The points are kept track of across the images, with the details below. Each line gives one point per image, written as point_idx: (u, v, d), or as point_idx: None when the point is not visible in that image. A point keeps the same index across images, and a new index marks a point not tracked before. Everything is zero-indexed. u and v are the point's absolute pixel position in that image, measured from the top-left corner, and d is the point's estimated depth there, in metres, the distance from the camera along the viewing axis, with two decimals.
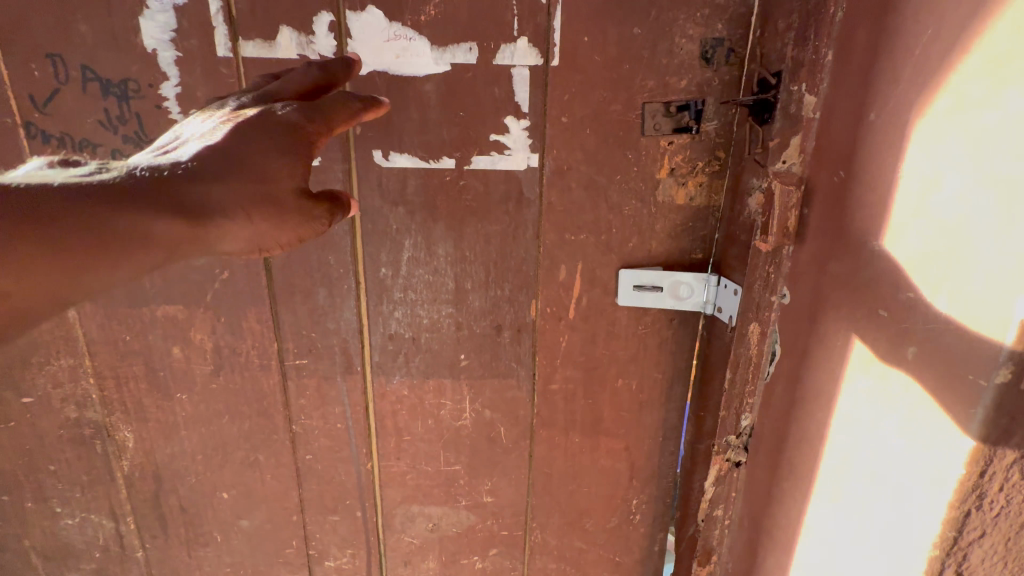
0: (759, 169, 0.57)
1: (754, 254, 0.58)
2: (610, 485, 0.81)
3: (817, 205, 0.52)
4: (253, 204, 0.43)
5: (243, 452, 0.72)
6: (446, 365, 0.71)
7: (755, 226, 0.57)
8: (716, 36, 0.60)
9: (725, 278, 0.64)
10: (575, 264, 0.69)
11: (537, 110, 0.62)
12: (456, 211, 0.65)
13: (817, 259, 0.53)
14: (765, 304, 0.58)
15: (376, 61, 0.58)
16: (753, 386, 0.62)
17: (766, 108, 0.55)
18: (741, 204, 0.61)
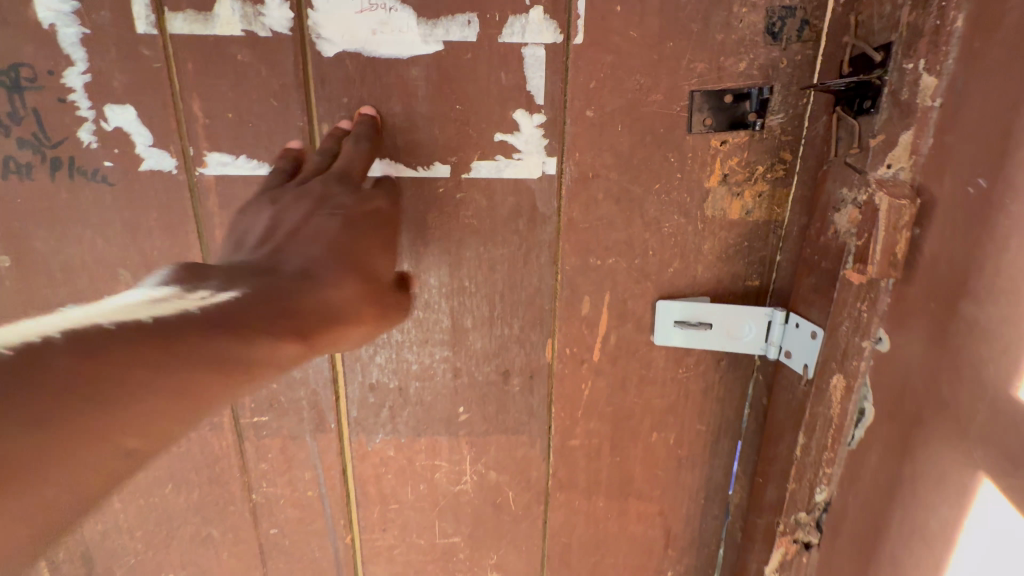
0: (853, 176, 0.43)
1: (843, 286, 0.44)
2: (641, 556, 0.68)
3: (937, 226, 0.38)
4: (365, 291, 0.40)
5: (193, 527, 0.59)
6: (441, 420, 0.58)
7: (847, 252, 0.43)
8: (787, 4, 0.46)
9: (796, 314, 0.51)
10: (602, 294, 0.55)
11: (555, 102, 0.48)
12: (452, 232, 0.51)
13: (941, 300, 0.38)
14: (854, 353, 0.44)
15: (346, 39, 0.44)
16: (832, 456, 0.48)
17: (864, 95, 0.42)
18: (821, 221, 0.47)
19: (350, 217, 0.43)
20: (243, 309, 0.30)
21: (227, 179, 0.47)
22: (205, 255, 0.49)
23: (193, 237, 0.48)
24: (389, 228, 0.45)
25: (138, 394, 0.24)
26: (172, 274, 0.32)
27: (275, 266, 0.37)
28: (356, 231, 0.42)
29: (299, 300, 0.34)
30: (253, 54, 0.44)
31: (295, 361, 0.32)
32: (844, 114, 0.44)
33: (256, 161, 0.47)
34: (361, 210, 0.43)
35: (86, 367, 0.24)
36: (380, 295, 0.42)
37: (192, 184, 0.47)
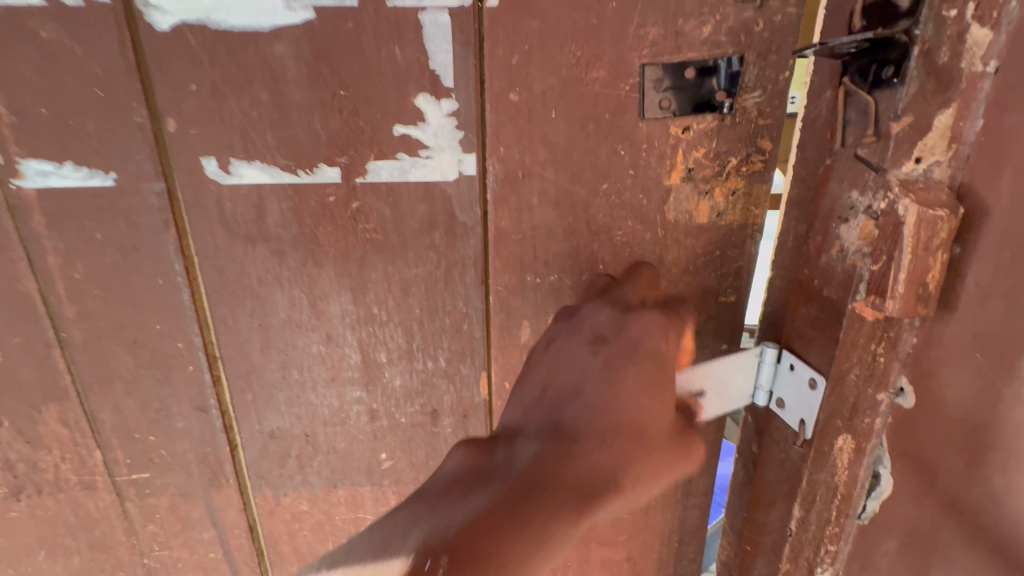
0: (867, 178, 0.30)
1: (851, 325, 0.32)
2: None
3: (988, 242, 0.27)
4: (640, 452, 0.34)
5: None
6: (361, 470, 0.49)
7: (859, 279, 0.31)
8: None
9: (786, 352, 0.38)
10: (544, 319, 0.45)
11: (469, 83, 0.38)
12: (351, 249, 0.41)
13: (991, 349, 0.27)
14: (867, 407, 0.33)
15: (184, 6, 0.34)
16: (838, 528, 0.37)
17: (882, 60, 0.28)
18: (822, 234, 0.34)
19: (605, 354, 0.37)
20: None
21: (52, 193, 0.37)
22: (42, 286, 0.39)
23: (21, 265, 0.39)
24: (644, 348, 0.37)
25: None
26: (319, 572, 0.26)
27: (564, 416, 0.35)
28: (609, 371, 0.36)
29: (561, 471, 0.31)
30: (61, 30, 0.34)
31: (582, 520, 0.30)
32: (855, 87, 0.30)
33: (87, 168, 0.37)
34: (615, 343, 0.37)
35: None
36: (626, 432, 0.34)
37: (7, 200, 0.37)
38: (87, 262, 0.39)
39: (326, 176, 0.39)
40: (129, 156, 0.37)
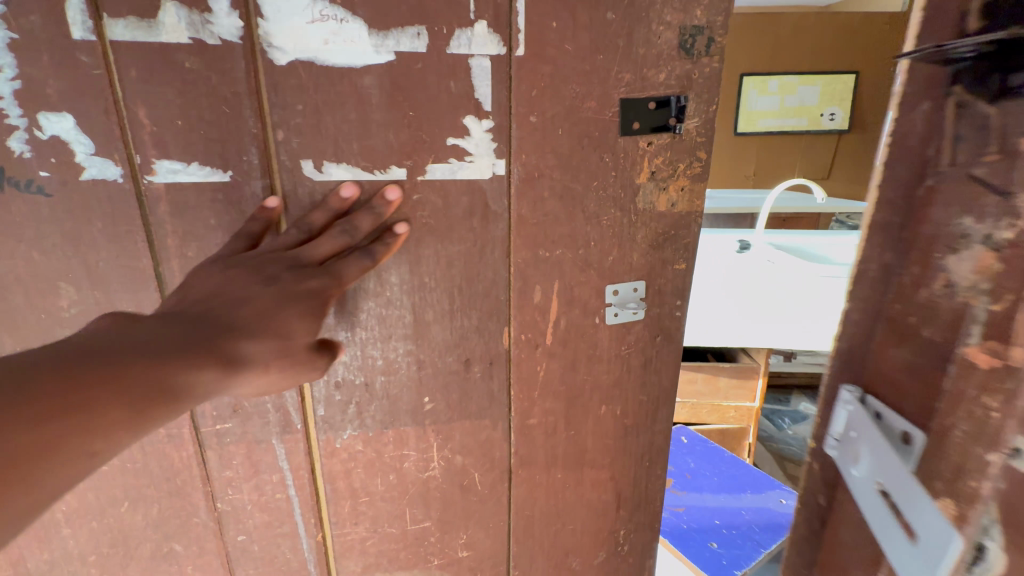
0: (987, 202, 0.34)
1: (964, 369, 0.34)
2: (596, 519, 0.75)
3: None
4: (268, 364, 0.41)
5: (153, 543, 0.57)
6: (408, 412, 0.61)
7: (973, 319, 0.34)
8: (695, 24, 0.54)
9: (872, 398, 0.43)
10: (551, 283, 0.60)
11: (503, 108, 0.52)
12: (410, 231, 0.54)
13: None
14: (974, 469, 0.33)
15: (298, 47, 0.46)
16: None
17: (1010, 68, 0.32)
18: (923, 267, 0.39)
19: (285, 289, 0.43)
20: (121, 350, 0.33)
21: (179, 186, 0.46)
22: (157, 263, 0.48)
23: (143, 246, 0.47)
24: (314, 299, 0.45)
25: (106, 399, 0.30)
26: (184, 330, 0.37)
27: (213, 322, 0.39)
28: (287, 303, 0.43)
29: (223, 342, 0.38)
30: (202, 62, 0.44)
31: (209, 389, 0.36)
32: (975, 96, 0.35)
33: (209, 167, 0.47)
34: (297, 285, 0.44)
35: (79, 383, 0.30)
36: (284, 352, 0.43)
37: (139, 192, 0.46)
38: (200, 243, 0.48)
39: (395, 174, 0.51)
40: (244, 158, 0.47)
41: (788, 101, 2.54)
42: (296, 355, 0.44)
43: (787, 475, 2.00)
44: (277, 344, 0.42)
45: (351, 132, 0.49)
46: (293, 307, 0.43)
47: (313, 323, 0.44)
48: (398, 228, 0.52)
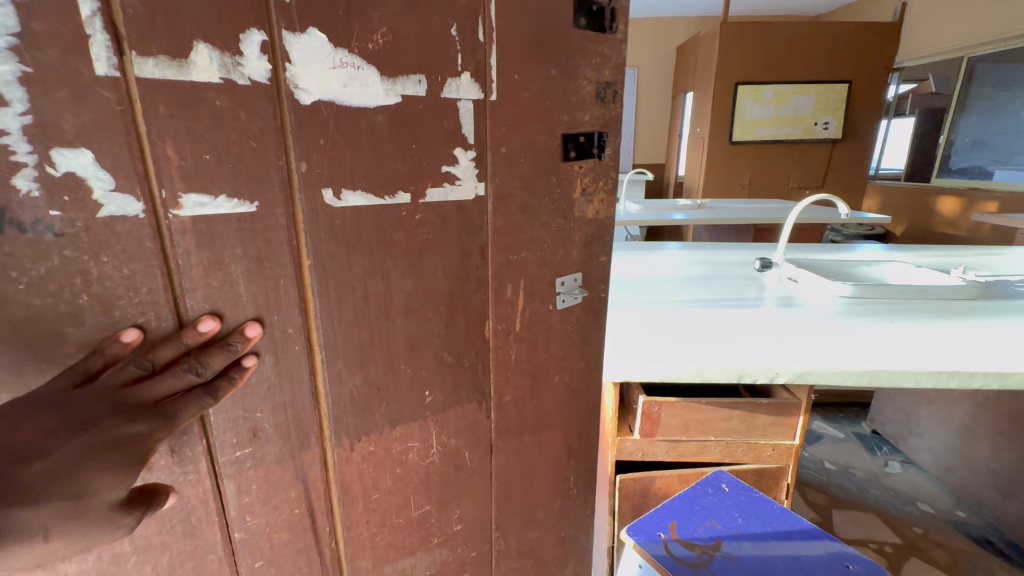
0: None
1: None
2: (555, 471, 0.91)
3: None
4: (67, 520, 0.45)
5: None
6: (411, 406, 0.68)
7: None
8: (606, 80, 0.74)
9: None
10: (519, 281, 0.74)
11: (482, 141, 0.64)
12: (413, 246, 0.62)
13: None
14: None
15: (322, 89, 0.51)
16: None
17: None
18: None
19: (96, 444, 0.45)
20: None
21: (206, 219, 0.48)
22: (178, 296, 0.48)
23: (164, 280, 0.47)
24: (130, 448, 0.46)
25: None
26: None
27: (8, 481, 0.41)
28: (92, 455, 0.45)
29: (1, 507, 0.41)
30: (232, 101, 0.47)
31: None
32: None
33: (237, 199, 0.49)
34: (110, 438, 0.45)
35: None
36: (78, 510, 0.45)
37: (163, 227, 0.46)
38: (225, 273, 0.50)
39: (403, 198, 0.60)
40: (268, 189, 0.50)
41: (783, 112, 4.24)
42: (95, 512, 0.46)
43: (819, 489, 2.10)
44: (73, 502, 0.44)
45: (365, 163, 0.56)
46: (115, 458, 0.46)
47: (113, 476, 0.46)
48: (248, 362, 0.53)
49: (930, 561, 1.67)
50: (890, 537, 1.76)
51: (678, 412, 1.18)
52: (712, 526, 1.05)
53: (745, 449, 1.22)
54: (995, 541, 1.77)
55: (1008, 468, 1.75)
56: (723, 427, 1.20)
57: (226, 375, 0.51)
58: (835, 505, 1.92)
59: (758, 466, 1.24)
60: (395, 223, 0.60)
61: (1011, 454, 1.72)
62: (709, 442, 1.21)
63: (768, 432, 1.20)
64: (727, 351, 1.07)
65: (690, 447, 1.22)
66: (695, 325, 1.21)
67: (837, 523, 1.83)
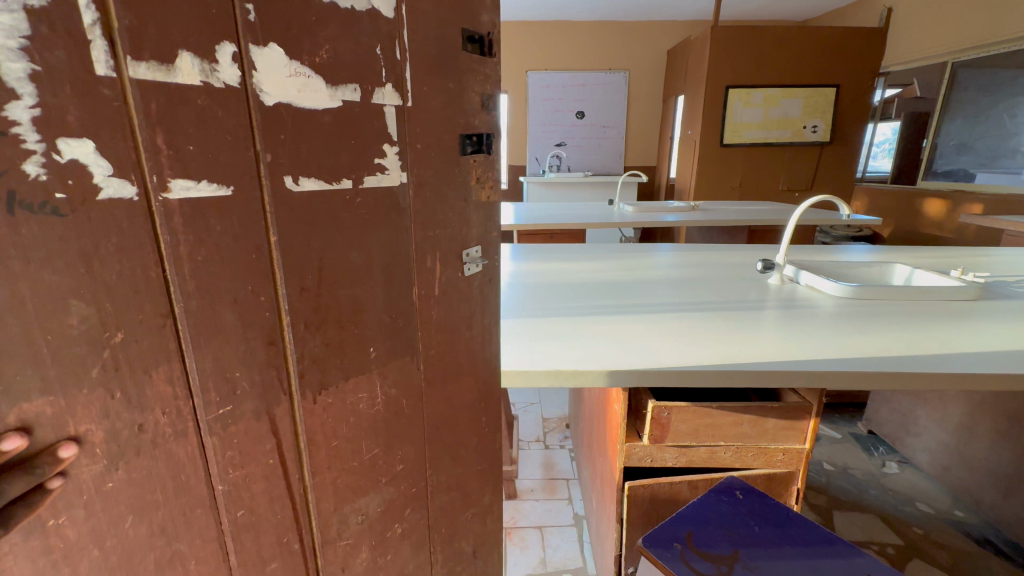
0: None
1: None
2: (472, 413, 1.07)
3: None
4: None
5: (156, 546, 0.60)
6: (359, 361, 0.79)
7: None
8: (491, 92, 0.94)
9: None
10: (435, 253, 0.89)
11: (403, 138, 0.78)
12: (357, 223, 0.74)
13: None
14: None
15: (281, 93, 0.61)
16: None
17: None
18: None
19: None
20: None
21: (192, 202, 0.55)
22: (166, 270, 0.55)
23: (155, 255, 0.53)
24: None
25: None
26: None
27: None
28: None
29: None
30: (210, 101, 0.55)
31: None
32: None
33: (216, 183, 0.57)
34: None
35: None
36: None
37: (155, 209, 0.53)
38: (208, 248, 0.57)
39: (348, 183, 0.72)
40: (241, 176, 0.59)
41: (772, 112, 5.22)
42: None
43: (808, 506, 2.32)
44: None
45: (317, 155, 0.67)
46: None
47: None
48: (52, 484, 0.50)
49: (935, 563, 2.01)
50: (891, 538, 2.14)
51: (687, 417, 1.41)
52: (728, 539, 1.20)
53: (755, 453, 1.48)
54: (994, 541, 2.14)
55: (1007, 467, 2.08)
56: (734, 432, 1.44)
57: (24, 500, 0.48)
58: (835, 505, 2.34)
59: (768, 469, 1.51)
60: (341, 205, 0.71)
61: (1010, 449, 2.05)
62: (718, 445, 1.46)
63: (778, 436, 1.45)
64: (716, 346, 1.30)
65: (700, 453, 1.47)
66: (701, 330, 1.41)
67: (836, 521, 2.23)
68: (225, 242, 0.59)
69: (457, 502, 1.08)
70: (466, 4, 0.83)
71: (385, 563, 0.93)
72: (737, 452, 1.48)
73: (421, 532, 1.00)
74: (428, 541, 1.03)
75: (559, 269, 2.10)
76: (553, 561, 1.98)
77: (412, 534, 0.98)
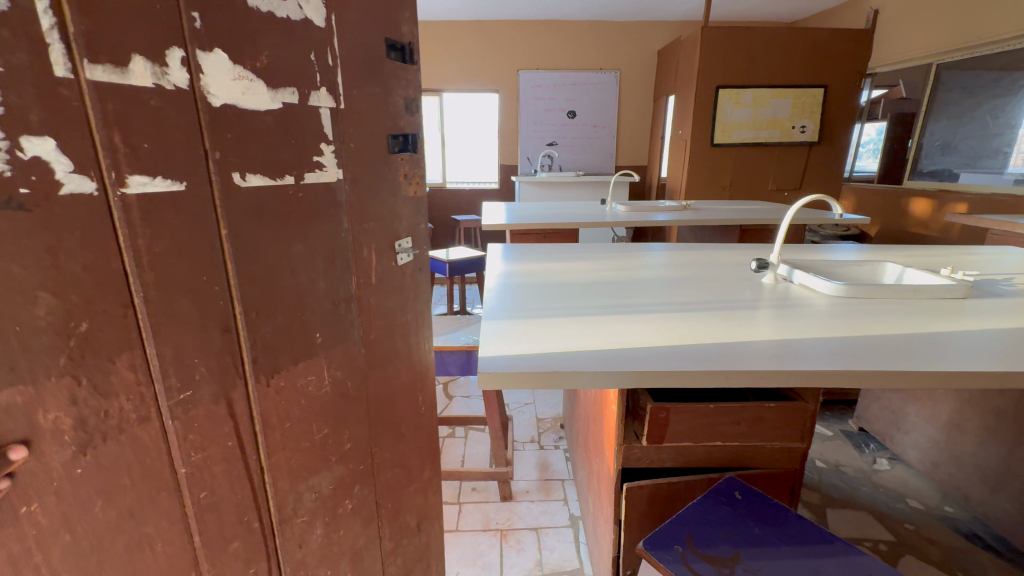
0: None
1: None
2: (411, 391, 1.13)
3: None
4: None
5: (119, 526, 0.63)
6: (307, 347, 0.82)
7: None
8: (412, 96, 1.02)
9: None
10: (371, 244, 0.94)
11: (338, 136, 0.83)
12: (300, 217, 0.78)
13: None
14: None
15: (227, 95, 0.64)
16: None
17: None
18: None
19: None
20: None
21: (149, 197, 0.58)
22: (126, 261, 0.57)
23: (115, 246, 0.56)
24: None
25: None
26: None
27: None
28: None
29: None
30: (163, 101, 0.58)
31: None
32: None
33: (169, 179, 0.60)
34: None
35: None
36: None
37: (114, 203, 0.55)
38: (166, 241, 0.60)
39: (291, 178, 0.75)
40: (194, 172, 0.62)
41: (761, 114, 5.18)
42: None
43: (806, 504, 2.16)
44: None
45: (261, 153, 0.70)
46: None
47: None
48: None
49: (923, 557, 1.90)
50: (883, 534, 2.01)
51: (686, 417, 1.38)
52: (728, 541, 1.18)
53: (751, 452, 1.50)
54: (983, 536, 2.01)
55: (993, 462, 1.97)
56: (730, 430, 1.42)
57: None
58: (828, 504, 2.18)
59: (767, 467, 1.54)
60: (285, 200, 0.75)
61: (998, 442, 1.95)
62: (715, 448, 1.47)
63: (774, 435, 1.44)
64: (706, 344, 1.21)
65: (699, 454, 1.47)
66: (686, 323, 1.37)
67: (833, 522, 2.07)
68: (181, 236, 0.62)
69: (402, 478, 1.13)
70: (387, 13, 0.89)
71: (340, 540, 0.97)
72: (734, 449, 1.50)
73: (371, 510, 1.05)
74: (377, 517, 1.07)
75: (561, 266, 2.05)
76: (551, 561, 1.93)
77: (363, 512, 1.02)
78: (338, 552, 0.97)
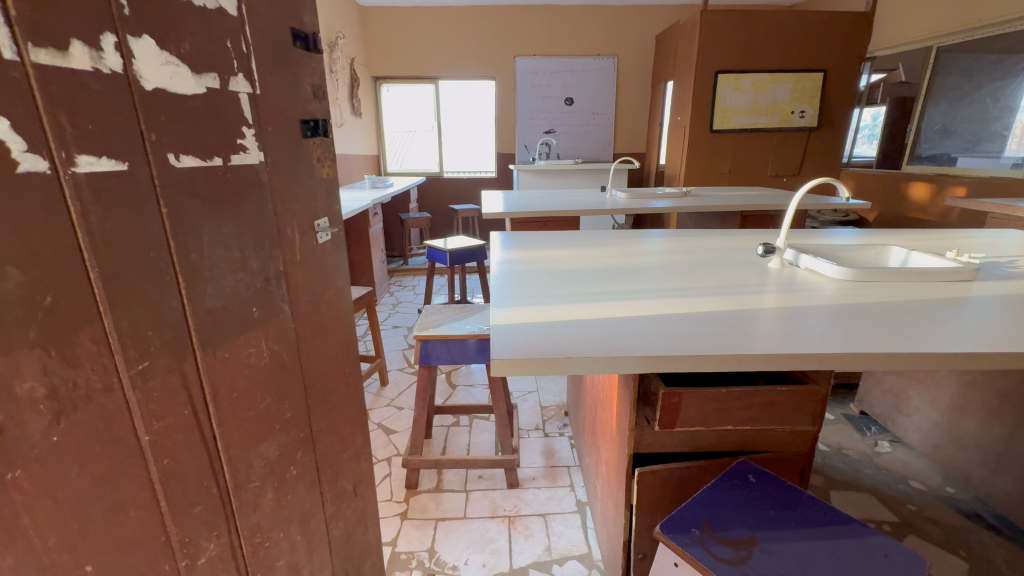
0: None
1: None
2: (342, 359, 1.16)
3: None
4: None
5: (94, 496, 0.64)
6: (245, 321, 0.84)
7: None
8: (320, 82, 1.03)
9: None
10: (294, 223, 0.95)
11: (258, 120, 0.84)
12: (231, 198, 0.79)
13: None
14: None
15: (158, 80, 0.66)
16: None
17: None
18: None
19: None
20: None
21: (97, 175, 0.59)
22: (81, 238, 0.58)
23: (69, 224, 0.57)
24: None
25: None
26: None
27: None
28: None
29: None
30: (102, 85, 0.59)
31: None
32: None
33: (111, 158, 0.61)
34: None
35: None
36: None
37: (66, 183, 0.56)
38: (116, 218, 0.62)
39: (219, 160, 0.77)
40: (131, 151, 0.63)
41: (760, 99, 5.12)
42: None
43: None
44: None
45: (190, 135, 0.71)
46: None
47: None
48: None
49: (926, 536, 1.94)
50: (886, 514, 2.04)
51: (696, 401, 1.35)
52: (744, 523, 1.15)
53: (765, 436, 1.50)
54: (984, 515, 2.05)
55: (995, 444, 2.00)
56: (739, 413, 1.40)
57: None
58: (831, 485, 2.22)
59: (784, 451, 1.53)
60: (216, 180, 0.76)
61: (1001, 424, 1.97)
62: (726, 431, 1.47)
63: (785, 419, 1.42)
64: (709, 324, 1.19)
65: (710, 438, 1.47)
66: (688, 305, 1.35)
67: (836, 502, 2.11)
68: (126, 213, 0.63)
69: (338, 445, 1.17)
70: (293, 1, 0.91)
71: (287, 503, 1.00)
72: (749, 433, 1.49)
73: (312, 476, 1.07)
74: (320, 483, 1.10)
75: (566, 255, 2.05)
76: (559, 547, 1.96)
77: (305, 477, 1.05)
78: (288, 516, 1.00)
